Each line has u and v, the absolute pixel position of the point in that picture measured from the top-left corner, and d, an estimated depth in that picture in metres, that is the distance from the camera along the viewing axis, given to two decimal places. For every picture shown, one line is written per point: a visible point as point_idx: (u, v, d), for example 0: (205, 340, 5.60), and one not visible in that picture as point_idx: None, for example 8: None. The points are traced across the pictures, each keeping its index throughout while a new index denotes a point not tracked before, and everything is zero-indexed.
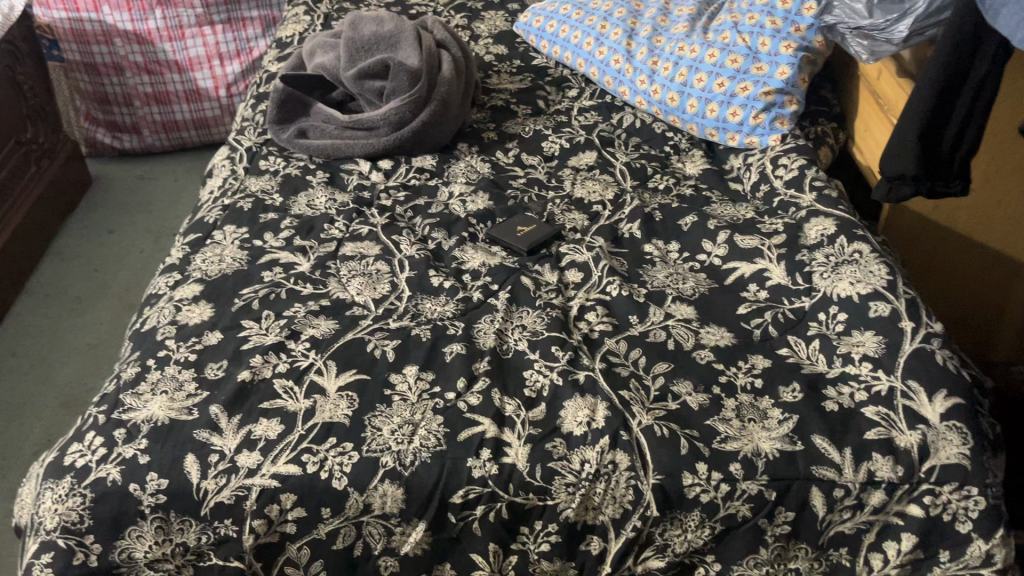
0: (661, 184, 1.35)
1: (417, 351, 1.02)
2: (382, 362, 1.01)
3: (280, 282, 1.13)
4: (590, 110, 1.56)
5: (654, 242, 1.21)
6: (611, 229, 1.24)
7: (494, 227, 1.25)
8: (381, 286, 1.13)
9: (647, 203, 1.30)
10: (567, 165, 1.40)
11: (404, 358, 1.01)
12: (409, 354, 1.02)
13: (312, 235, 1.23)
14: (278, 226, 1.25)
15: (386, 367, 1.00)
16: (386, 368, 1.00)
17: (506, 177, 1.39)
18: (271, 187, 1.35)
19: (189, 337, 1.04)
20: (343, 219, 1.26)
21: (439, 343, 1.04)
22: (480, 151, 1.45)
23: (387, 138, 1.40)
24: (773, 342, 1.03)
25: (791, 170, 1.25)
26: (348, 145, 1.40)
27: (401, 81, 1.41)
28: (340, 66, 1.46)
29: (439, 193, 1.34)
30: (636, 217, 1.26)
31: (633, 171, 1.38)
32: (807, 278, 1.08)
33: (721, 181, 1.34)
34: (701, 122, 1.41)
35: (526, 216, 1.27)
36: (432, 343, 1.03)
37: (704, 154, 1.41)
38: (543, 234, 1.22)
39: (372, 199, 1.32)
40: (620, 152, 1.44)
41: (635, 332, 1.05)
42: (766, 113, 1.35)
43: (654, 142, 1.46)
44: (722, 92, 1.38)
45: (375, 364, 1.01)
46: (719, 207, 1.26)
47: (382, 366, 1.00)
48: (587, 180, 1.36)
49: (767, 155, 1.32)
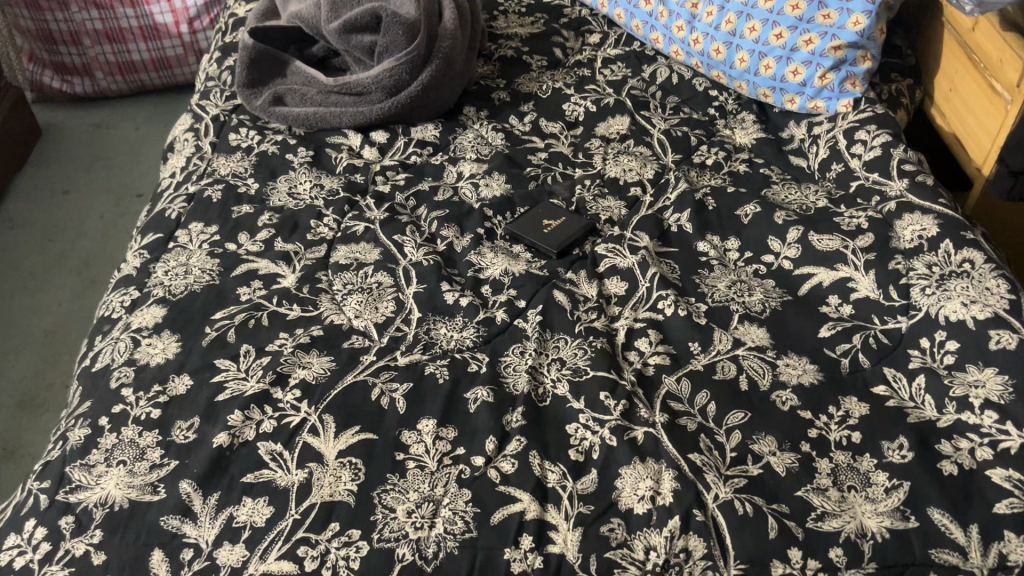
0: (707, 160, 1.14)
1: (433, 398, 0.83)
2: (392, 413, 0.82)
3: (261, 304, 0.93)
4: (616, 62, 1.34)
5: (708, 239, 1.01)
6: (655, 221, 1.04)
7: (516, 221, 1.05)
8: (384, 306, 0.93)
9: (695, 185, 1.10)
10: (594, 134, 1.20)
11: (418, 407, 0.82)
12: (423, 401, 0.83)
13: (297, 236, 1.02)
14: (255, 223, 1.04)
15: (396, 421, 0.81)
16: (396, 423, 0.81)
17: (524, 152, 1.17)
18: (245, 170, 1.13)
19: (151, 385, 0.84)
20: (333, 212, 1.05)
21: (460, 386, 0.84)
22: (490, 117, 1.24)
23: (380, 106, 1.18)
24: (866, 377, 0.85)
25: (872, 148, 1.04)
26: (335, 114, 1.18)
27: (396, 36, 1.17)
28: (321, 17, 1.22)
29: (445, 173, 1.14)
30: (685, 205, 1.06)
31: (674, 143, 1.17)
32: (904, 293, 0.89)
33: (780, 155, 1.13)
34: (754, 80, 1.20)
35: (553, 206, 1.07)
36: (451, 386, 0.84)
37: (757, 120, 1.20)
38: (574, 232, 1.02)
39: (367, 184, 1.11)
40: (656, 115, 1.22)
41: (698, 366, 0.86)
42: (834, 72, 1.12)
43: (696, 104, 1.24)
44: (781, 45, 1.16)
45: (382, 417, 0.82)
46: (782, 191, 1.06)
47: (391, 420, 0.81)
48: (621, 155, 1.15)
49: (838, 125, 1.11)
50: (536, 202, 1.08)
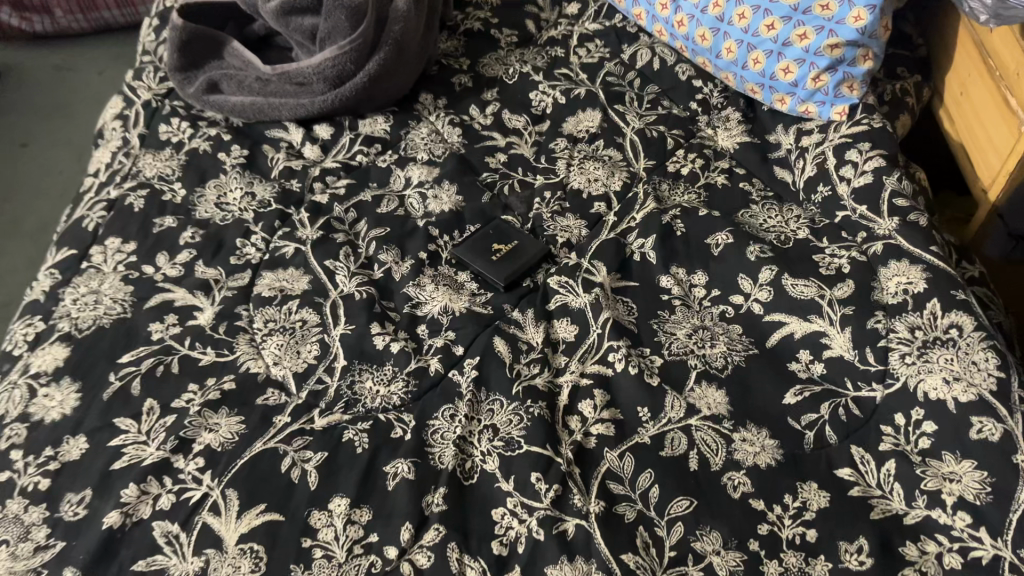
0: (682, 168, 1.03)
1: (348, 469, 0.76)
2: (302, 486, 0.75)
3: (172, 346, 0.85)
4: (594, 39, 1.20)
5: (673, 273, 0.91)
6: (615, 248, 0.94)
7: (465, 241, 0.95)
8: (307, 350, 0.85)
9: (665, 202, 0.99)
10: (561, 133, 1.08)
11: (331, 481, 0.75)
12: (338, 472, 0.75)
13: (220, 258, 0.93)
14: (177, 241, 0.95)
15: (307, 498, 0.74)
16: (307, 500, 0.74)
17: (481, 153, 1.06)
18: (172, 171, 1.03)
19: (43, 449, 0.77)
20: (262, 229, 0.96)
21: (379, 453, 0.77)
22: (449, 106, 1.12)
23: (322, 98, 1.06)
24: (830, 456, 0.76)
25: (864, 173, 0.92)
26: (275, 106, 1.07)
27: (339, 21, 1.05)
28: None
29: (391, 179, 1.03)
30: (651, 229, 0.95)
31: (648, 146, 1.06)
32: (882, 358, 0.80)
33: (764, 165, 1.02)
34: (741, 73, 1.07)
35: (506, 226, 0.96)
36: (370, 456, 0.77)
37: (742, 119, 1.08)
38: (525, 260, 0.93)
39: (303, 193, 1.00)
40: (631, 110, 1.10)
41: (644, 438, 0.77)
42: (830, 73, 0.99)
43: (677, 96, 1.12)
44: (772, 38, 1.02)
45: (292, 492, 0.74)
46: (760, 216, 0.95)
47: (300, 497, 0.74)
48: (588, 161, 1.04)
49: (830, 138, 0.98)
50: (488, 219, 0.98)
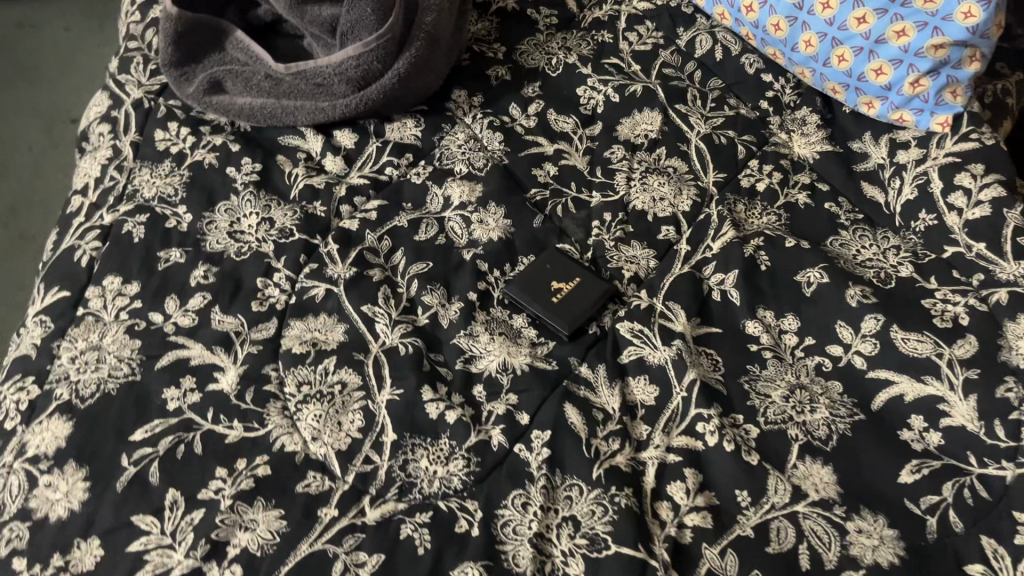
0: (758, 184, 0.91)
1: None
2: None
3: (193, 420, 0.73)
4: (644, 22, 1.06)
5: (759, 316, 0.80)
6: (692, 285, 0.83)
7: (520, 276, 0.83)
8: (349, 421, 0.73)
9: (743, 227, 0.87)
10: (616, 138, 0.95)
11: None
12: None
13: (239, 304, 0.80)
14: (187, 282, 0.82)
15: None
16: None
17: (527, 164, 0.93)
18: (174, 191, 0.89)
19: (50, 557, 0.66)
20: (285, 265, 0.83)
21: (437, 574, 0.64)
22: (485, 105, 0.99)
23: (345, 101, 0.92)
24: (956, 546, 0.67)
25: (980, 205, 0.81)
26: (289, 110, 0.94)
27: (364, 12, 0.91)
28: None
29: (428, 198, 0.90)
30: (731, 262, 0.84)
31: (717, 155, 0.93)
32: (1013, 432, 0.70)
33: (851, 180, 0.90)
34: (820, 70, 0.94)
35: (565, 259, 0.84)
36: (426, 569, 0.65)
37: (821, 123, 0.95)
38: (589, 303, 0.81)
39: (329, 218, 0.87)
40: (694, 111, 0.97)
41: (747, 531, 0.68)
42: (931, 77, 0.86)
43: (744, 93, 0.99)
44: (863, 34, 0.89)
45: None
46: (854, 246, 0.84)
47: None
48: (651, 174, 0.92)
49: (931, 156, 0.87)
50: (543, 249, 0.86)
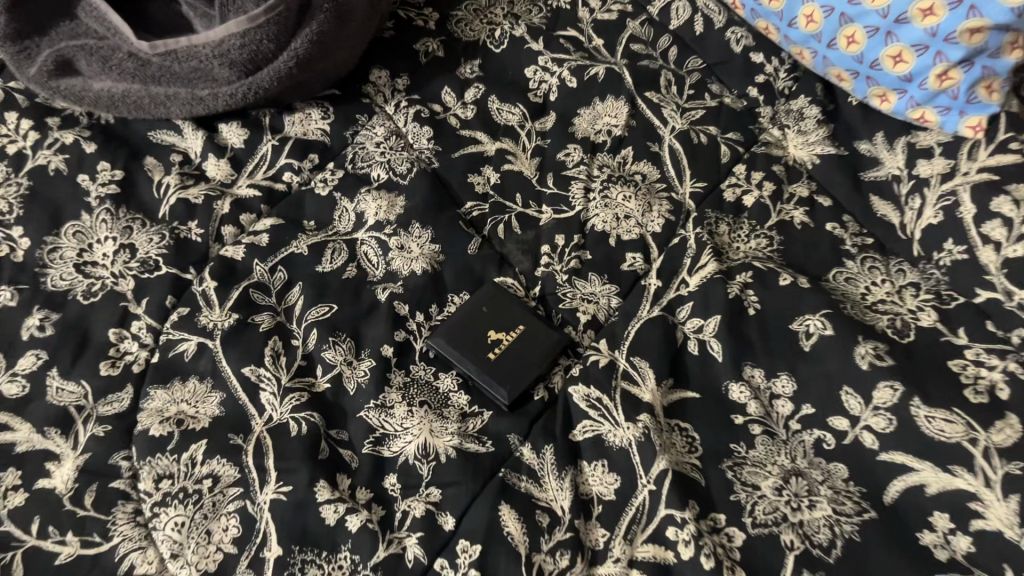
0: (745, 197, 0.74)
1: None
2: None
3: (10, 533, 0.55)
4: None
5: (746, 377, 0.64)
6: (663, 334, 0.66)
7: (448, 323, 0.66)
8: (221, 531, 0.57)
9: (725, 255, 0.71)
10: (573, 136, 0.77)
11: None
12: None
13: (85, 366, 0.62)
14: (17, 335, 0.63)
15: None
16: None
17: (461, 169, 0.75)
18: (7, 204, 0.69)
19: None
20: (148, 312, 0.65)
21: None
22: (412, 90, 0.80)
23: (229, 89, 0.73)
24: None
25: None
26: (159, 100, 0.74)
27: None
28: None
29: (336, 215, 0.72)
30: (713, 305, 0.67)
31: (695, 158, 0.76)
32: None
33: (857, 194, 0.73)
34: (823, 52, 0.76)
35: (506, 301, 0.67)
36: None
37: (822, 116, 0.78)
38: (534, 361, 0.64)
39: (208, 244, 0.69)
40: (668, 100, 0.79)
41: None
42: (963, 69, 0.69)
43: (728, 78, 0.81)
44: (880, 12, 0.70)
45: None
46: (862, 283, 0.68)
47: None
48: (614, 184, 0.74)
49: (960, 171, 0.70)
50: (478, 286, 0.69)
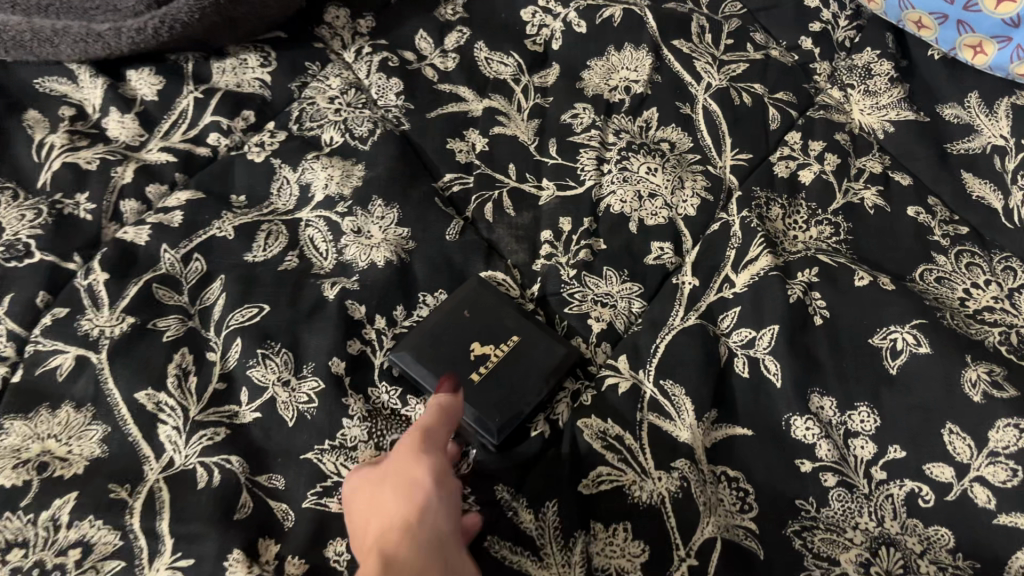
0: (802, 173, 0.58)
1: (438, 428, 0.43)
2: (365, 488, 0.40)
3: None
4: None
5: (813, 406, 0.48)
6: (703, 349, 0.50)
7: (418, 334, 0.49)
8: None
9: (780, 246, 0.54)
10: (581, 93, 0.61)
11: (437, 459, 0.41)
12: (430, 439, 0.42)
13: None
14: None
15: (412, 484, 0.39)
16: (421, 486, 0.39)
17: (439, 131, 0.58)
18: None
19: None
20: (11, 313, 0.48)
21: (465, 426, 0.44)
22: (378, 34, 0.63)
23: (134, 23, 0.56)
24: None
25: None
26: (44, 37, 0.56)
27: None
28: None
29: (274, 188, 0.55)
30: (767, 311, 0.51)
31: (737, 123, 0.60)
32: None
33: (944, 171, 0.57)
34: None
35: (494, 305, 0.50)
36: (448, 407, 0.44)
37: (895, 73, 0.62)
38: (534, 385, 0.48)
39: (101, 224, 0.52)
40: (701, 51, 0.63)
41: None
42: None
43: (774, 26, 0.66)
44: None
45: (377, 485, 0.40)
46: (959, 285, 0.52)
47: (395, 485, 0.39)
48: (634, 153, 0.58)
49: None
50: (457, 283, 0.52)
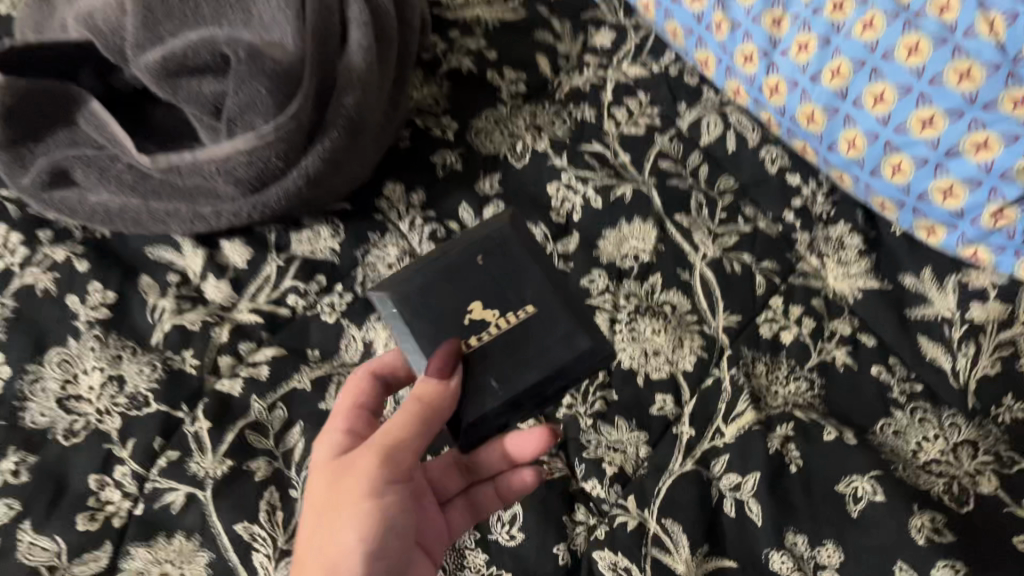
0: (784, 334, 0.68)
1: (401, 441, 0.51)
2: (325, 483, 0.52)
3: None
4: (636, 93, 0.83)
5: (787, 543, 0.58)
6: (697, 493, 0.60)
7: (420, 274, 0.55)
8: None
9: (763, 401, 0.65)
10: (598, 260, 0.72)
11: (374, 496, 0.51)
12: (392, 457, 0.51)
13: (60, 520, 0.57)
14: None
15: (346, 520, 0.50)
16: (346, 538, 0.50)
17: None
18: None
19: None
20: (133, 456, 0.60)
21: (445, 414, 0.51)
22: (428, 205, 0.75)
23: (232, 207, 0.69)
24: None
25: None
26: (158, 215, 0.69)
27: (257, 93, 0.65)
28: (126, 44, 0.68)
29: (342, 344, 0.67)
30: (750, 458, 0.62)
31: (728, 289, 0.71)
32: None
33: (905, 334, 0.68)
34: (866, 179, 0.72)
35: (515, 273, 0.55)
36: (426, 401, 0.50)
37: (863, 247, 0.73)
38: (513, 369, 0.52)
39: (203, 377, 0.64)
40: (699, 225, 0.74)
41: None
42: (1019, 207, 0.66)
43: (762, 199, 0.77)
44: (930, 142, 0.67)
45: (335, 484, 0.51)
46: (913, 439, 0.62)
47: (341, 508, 0.50)
48: (642, 316, 0.69)
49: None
50: (487, 228, 0.57)
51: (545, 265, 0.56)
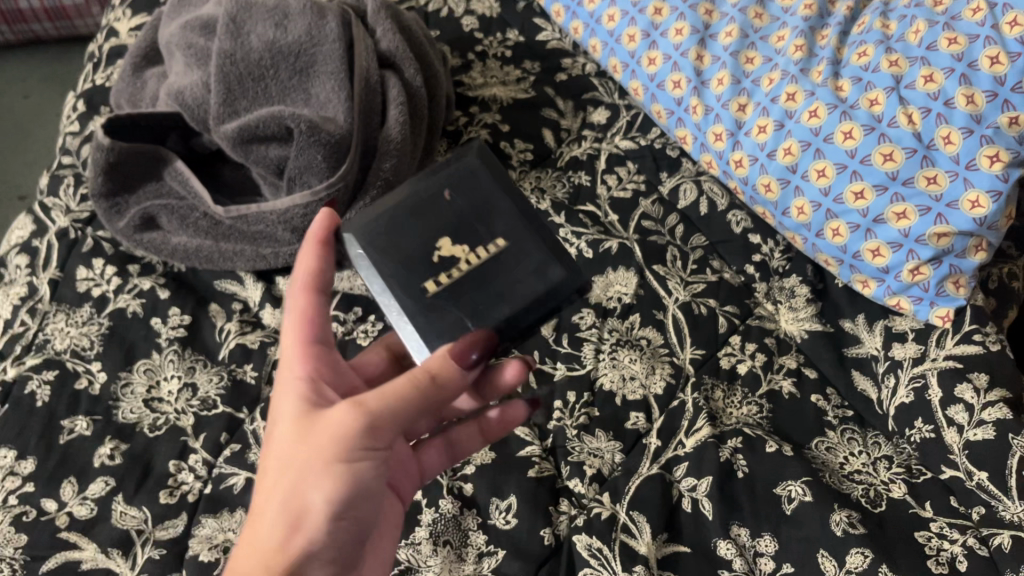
0: (740, 366, 0.82)
1: (387, 409, 0.52)
2: (294, 436, 0.52)
3: None
4: (625, 162, 0.98)
5: (732, 534, 0.71)
6: (660, 491, 0.74)
7: (392, 211, 0.60)
8: None
9: (720, 420, 0.79)
10: (587, 300, 0.87)
11: (349, 465, 0.52)
12: (377, 427, 0.52)
13: (147, 493, 0.71)
14: (89, 462, 0.72)
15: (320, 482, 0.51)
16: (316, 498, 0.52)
17: None
18: (90, 344, 0.80)
19: None
20: (204, 446, 0.74)
21: (445, 392, 0.54)
22: None
23: (289, 249, 0.84)
24: None
25: (987, 433, 0.73)
26: (226, 254, 0.85)
27: (313, 159, 0.81)
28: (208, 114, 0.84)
29: None
30: (704, 464, 0.75)
31: (695, 328, 0.85)
32: None
33: (841, 369, 0.82)
34: (812, 240, 0.86)
35: (488, 212, 0.60)
36: (433, 376, 0.53)
37: (811, 295, 0.87)
38: (489, 307, 0.58)
39: (260, 386, 0.78)
40: (673, 274, 0.89)
41: None
42: (932, 265, 0.80)
43: (728, 254, 0.91)
44: (860, 210, 0.82)
45: (305, 438, 0.52)
46: (841, 454, 0.76)
47: (315, 459, 0.51)
48: (622, 348, 0.83)
49: (937, 365, 0.78)
50: (453, 163, 0.62)
51: (512, 197, 0.62)
